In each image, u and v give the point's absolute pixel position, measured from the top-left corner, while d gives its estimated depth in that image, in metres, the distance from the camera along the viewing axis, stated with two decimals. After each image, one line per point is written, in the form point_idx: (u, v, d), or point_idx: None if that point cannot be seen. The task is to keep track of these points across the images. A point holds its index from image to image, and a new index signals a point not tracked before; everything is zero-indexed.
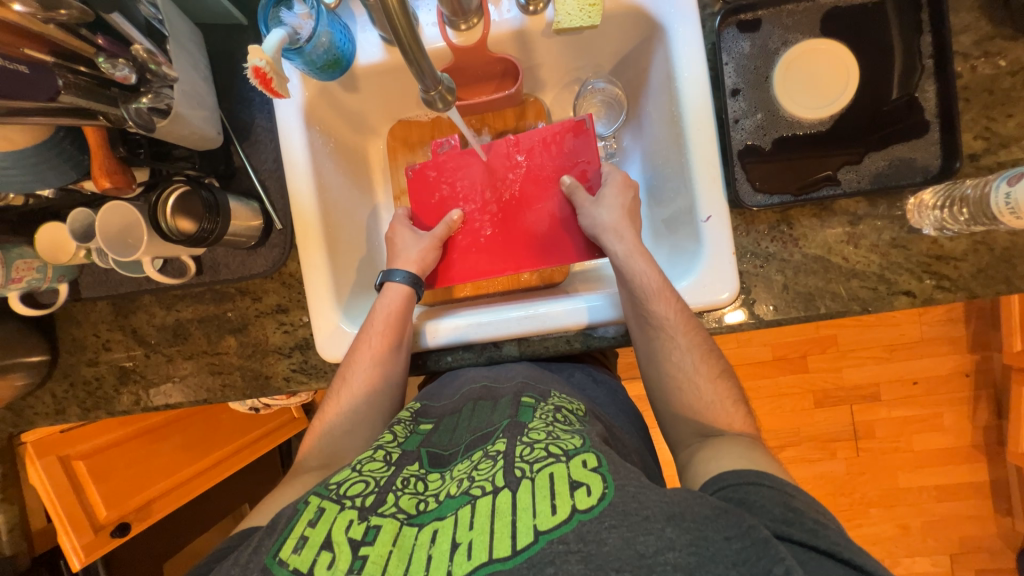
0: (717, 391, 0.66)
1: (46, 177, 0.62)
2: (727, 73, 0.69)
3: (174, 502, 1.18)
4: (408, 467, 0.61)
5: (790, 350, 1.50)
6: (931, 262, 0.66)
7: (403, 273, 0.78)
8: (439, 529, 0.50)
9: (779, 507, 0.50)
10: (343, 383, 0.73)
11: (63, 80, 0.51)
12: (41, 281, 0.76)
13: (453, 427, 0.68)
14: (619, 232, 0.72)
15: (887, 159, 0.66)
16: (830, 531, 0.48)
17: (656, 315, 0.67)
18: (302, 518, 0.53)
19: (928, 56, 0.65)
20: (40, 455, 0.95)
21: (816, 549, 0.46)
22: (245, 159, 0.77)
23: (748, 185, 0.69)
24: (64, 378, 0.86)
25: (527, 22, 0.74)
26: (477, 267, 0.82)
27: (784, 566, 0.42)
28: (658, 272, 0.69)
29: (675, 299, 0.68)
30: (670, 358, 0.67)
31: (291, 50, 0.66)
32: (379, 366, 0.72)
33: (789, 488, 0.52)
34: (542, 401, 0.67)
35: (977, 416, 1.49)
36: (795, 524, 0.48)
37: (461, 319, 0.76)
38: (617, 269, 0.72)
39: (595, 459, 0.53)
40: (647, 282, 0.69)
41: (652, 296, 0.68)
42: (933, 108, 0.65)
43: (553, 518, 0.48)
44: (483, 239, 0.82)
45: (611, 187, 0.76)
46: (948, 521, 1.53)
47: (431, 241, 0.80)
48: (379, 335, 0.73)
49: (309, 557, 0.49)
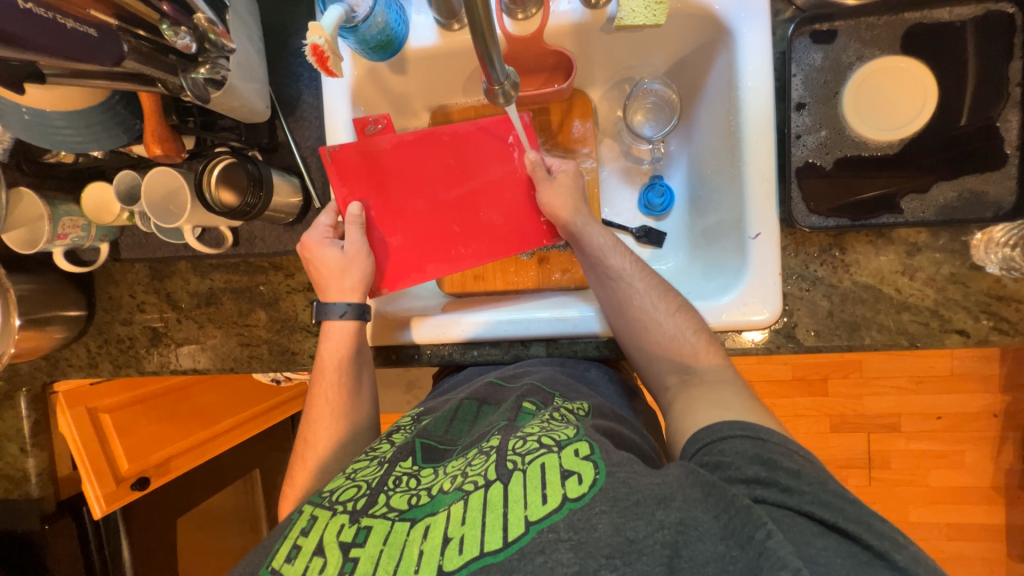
0: (679, 323, 0.67)
1: (97, 137, 0.63)
2: (794, 85, 0.66)
3: (192, 461, 1.21)
4: (401, 464, 0.59)
5: (813, 372, 1.46)
6: (991, 302, 0.63)
7: (343, 305, 0.73)
8: (431, 524, 0.49)
9: (753, 465, 0.50)
10: (307, 445, 0.72)
11: (128, 44, 0.51)
12: (84, 240, 0.77)
13: (450, 424, 0.67)
14: (576, 202, 0.74)
15: (957, 190, 0.63)
16: (805, 485, 0.48)
17: (614, 266, 0.71)
18: (297, 526, 0.54)
19: (1016, 83, 0.61)
20: (70, 405, 0.98)
21: (789, 507, 0.47)
22: (289, 134, 0.76)
23: (803, 205, 0.66)
24: (99, 335, 0.88)
25: (588, 15, 0.71)
26: (412, 265, 0.78)
27: (766, 530, 0.44)
28: (609, 232, 0.74)
29: (628, 252, 0.73)
30: (632, 302, 0.68)
31: (347, 28, 0.65)
32: (343, 412, 0.73)
33: (761, 433, 0.53)
34: (543, 407, 0.64)
35: (1001, 457, 1.44)
36: (769, 485, 0.48)
37: (444, 318, 0.76)
38: (573, 238, 0.74)
39: (587, 447, 0.52)
40: (603, 241, 0.72)
41: (609, 252, 0.72)
42: (1015, 139, 0.61)
43: (544, 508, 0.47)
44: (415, 235, 0.78)
45: (564, 173, 0.76)
46: (957, 561, 1.49)
47: (360, 250, 0.74)
48: (330, 382, 0.72)
49: (303, 564, 0.50)
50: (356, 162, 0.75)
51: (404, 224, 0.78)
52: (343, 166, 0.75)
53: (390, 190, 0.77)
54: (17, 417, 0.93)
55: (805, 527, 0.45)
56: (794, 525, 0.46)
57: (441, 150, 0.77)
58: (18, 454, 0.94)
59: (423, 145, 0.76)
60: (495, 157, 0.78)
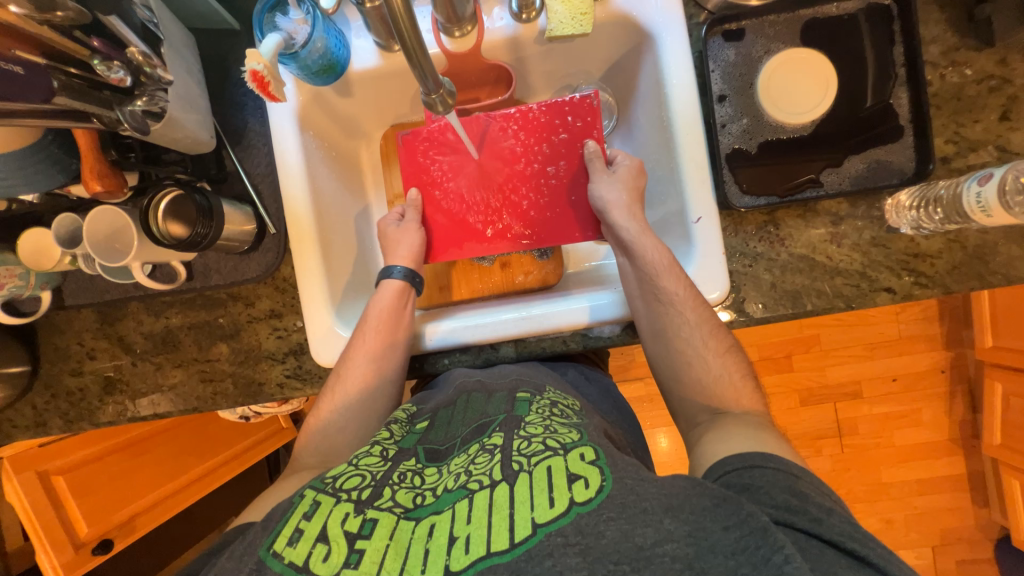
0: (725, 364, 0.68)
1: (31, 179, 0.61)
2: (714, 80, 0.72)
3: (157, 518, 1.15)
4: (405, 462, 0.60)
5: (776, 350, 1.53)
6: (909, 259, 0.70)
7: (400, 269, 0.77)
8: (437, 522, 0.50)
9: (783, 493, 0.50)
10: (338, 379, 0.73)
11: (57, 82, 0.50)
12: (23, 289, 0.74)
13: (449, 419, 0.67)
14: (630, 211, 0.72)
15: (866, 162, 0.70)
16: (834, 518, 0.48)
17: (665, 290, 0.68)
18: (297, 511, 0.52)
19: (900, 65, 0.69)
20: (17, 471, 0.92)
21: (819, 538, 0.46)
22: (237, 163, 0.76)
23: (736, 187, 0.71)
24: (46, 390, 0.83)
25: (520, 29, 0.75)
26: (460, 242, 0.81)
27: (784, 555, 0.42)
28: (667, 251, 0.70)
29: (683, 276, 0.69)
30: (678, 332, 0.68)
31: (286, 54, 0.66)
32: (377, 359, 0.72)
33: (795, 469, 0.53)
34: (537, 395, 0.68)
35: (954, 410, 1.54)
36: (799, 512, 0.48)
37: (456, 323, 0.76)
38: (625, 249, 0.73)
39: (593, 452, 0.54)
40: (657, 260, 0.70)
41: (662, 273, 0.69)
42: (906, 114, 0.69)
43: (552, 511, 0.48)
44: (471, 216, 0.80)
45: (625, 170, 0.75)
46: (930, 514, 1.57)
47: (414, 228, 0.79)
48: (375, 331, 0.72)
49: (304, 551, 0.49)
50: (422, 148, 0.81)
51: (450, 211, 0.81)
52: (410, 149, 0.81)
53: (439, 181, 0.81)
54: None
55: (834, 560, 0.44)
56: (822, 555, 0.45)
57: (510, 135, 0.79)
58: None
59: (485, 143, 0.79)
60: (567, 140, 0.78)
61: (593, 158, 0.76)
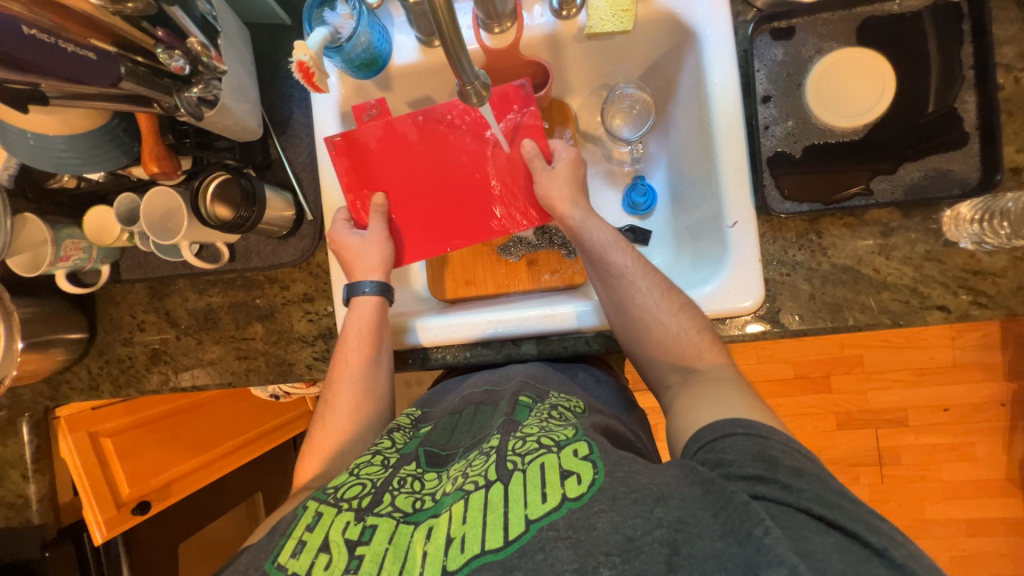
0: (681, 322, 0.67)
1: (96, 160, 0.66)
2: (758, 80, 0.69)
3: (191, 485, 1.21)
4: (406, 467, 0.62)
5: (814, 369, 1.46)
6: (968, 276, 0.64)
7: (371, 282, 0.75)
8: (433, 526, 0.51)
9: (753, 462, 0.49)
10: (326, 408, 0.73)
11: (125, 68, 0.54)
12: (86, 261, 0.80)
13: (452, 429, 0.70)
14: (575, 199, 0.74)
15: (923, 170, 0.65)
16: (803, 481, 0.48)
17: (615, 264, 0.71)
18: (301, 522, 0.54)
19: (968, 67, 0.64)
20: (73, 429, 0.98)
21: (788, 504, 0.46)
22: (281, 151, 0.80)
23: (777, 192, 0.68)
24: (100, 356, 0.90)
25: (559, 26, 0.75)
26: (425, 240, 0.81)
27: (763, 527, 0.43)
28: (612, 228, 0.74)
29: (629, 248, 0.73)
30: (633, 302, 0.68)
31: (332, 48, 0.69)
32: (364, 377, 0.73)
33: (762, 430, 0.53)
34: (539, 400, 0.67)
35: (1014, 448, 1.41)
36: (769, 481, 0.48)
37: (479, 317, 0.77)
38: (573, 233, 0.74)
39: (586, 447, 0.53)
40: (604, 237, 0.73)
41: (610, 248, 0.72)
42: (972, 119, 0.64)
43: (544, 507, 0.49)
44: (428, 215, 0.81)
45: (563, 162, 0.76)
46: (979, 558, 1.45)
47: (382, 237, 0.77)
48: (357, 352, 0.73)
49: (308, 560, 0.51)
50: (361, 145, 0.77)
51: (413, 212, 0.81)
52: (350, 150, 0.77)
53: (392, 183, 0.80)
54: (19, 443, 0.93)
55: (803, 523, 0.45)
56: (794, 521, 0.45)
57: (452, 129, 0.77)
58: (18, 481, 0.94)
59: (428, 137, 0.78)
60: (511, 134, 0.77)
61: (531, 160, 0.76)
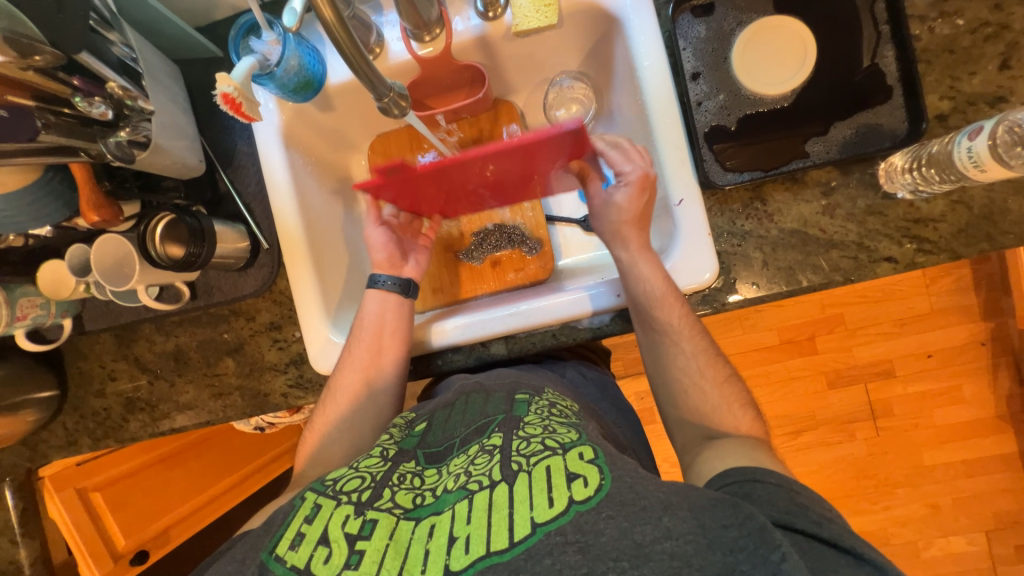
0: (724, 395, 0.67)
1: (38, 215, 0.66)
2: (685, 58, 0.70)
3: (190, 528, 1.23)
4: (404, 464, 0.62)
5: (797, 332, 1.48)
6: (910, 226, 0.66)
7: (390, 279, 0.80)
8: (436, 524, 0.51)
9: (784, 501, 0.51)
10: (328, 395, 0.76)
11: (44, 121, 0.54)
12: (45, 317, 0.79)
13: (447, 420, 0.68)
14: (623, 238, 0.72)
15: (853, 127, 0.66)
16: (834, 525, 0.49)
17: (661, 321, 0.68)
18: (299, 514, 0.55)
19: (883, 22, 0.65)
20: (57, 489, 0.97)
21: (818, 539, 0.47)
22: (229, 184, 0.80)
23: (718, 165, 0.69)
24: (74, 411, 0.89)
25: (487, 28, 0.76)
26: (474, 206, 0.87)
27: (780, 554, 0.43)
28: (663, 278, 0.68)
29: (679, 304, 0.68)
30: (674, 362, 0.70)
31: (263, 75, 0.69)
32: (365, 370, 0.75)
33: (795, 485, 0.53)
34: (536, 396, 0.68)
35: (999, 384, 1.44)
36: (799, 515, 0.49)
37: (466, 318, 0.76)
38: (620, 273, 0.72)
39: (592, 451, 0.54)
40: (654, 290, 0.68)
41: (656, 303, 0.68)
42: (894, 72, 0.65)
43: (551, 511, 0.48)
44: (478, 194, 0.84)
45: (623, 196, 0.72)
46: (980, 497, 1.47)
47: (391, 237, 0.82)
48: (365, 343, 0.75)
49: (306, 553, 0.51)
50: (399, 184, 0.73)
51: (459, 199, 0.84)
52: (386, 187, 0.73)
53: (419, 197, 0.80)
54: (4, 510, 0.91)
55: (834, 560, 0.46)
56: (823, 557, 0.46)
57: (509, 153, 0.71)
58: (8, 547, 0.92)
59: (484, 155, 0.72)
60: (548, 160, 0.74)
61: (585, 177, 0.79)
